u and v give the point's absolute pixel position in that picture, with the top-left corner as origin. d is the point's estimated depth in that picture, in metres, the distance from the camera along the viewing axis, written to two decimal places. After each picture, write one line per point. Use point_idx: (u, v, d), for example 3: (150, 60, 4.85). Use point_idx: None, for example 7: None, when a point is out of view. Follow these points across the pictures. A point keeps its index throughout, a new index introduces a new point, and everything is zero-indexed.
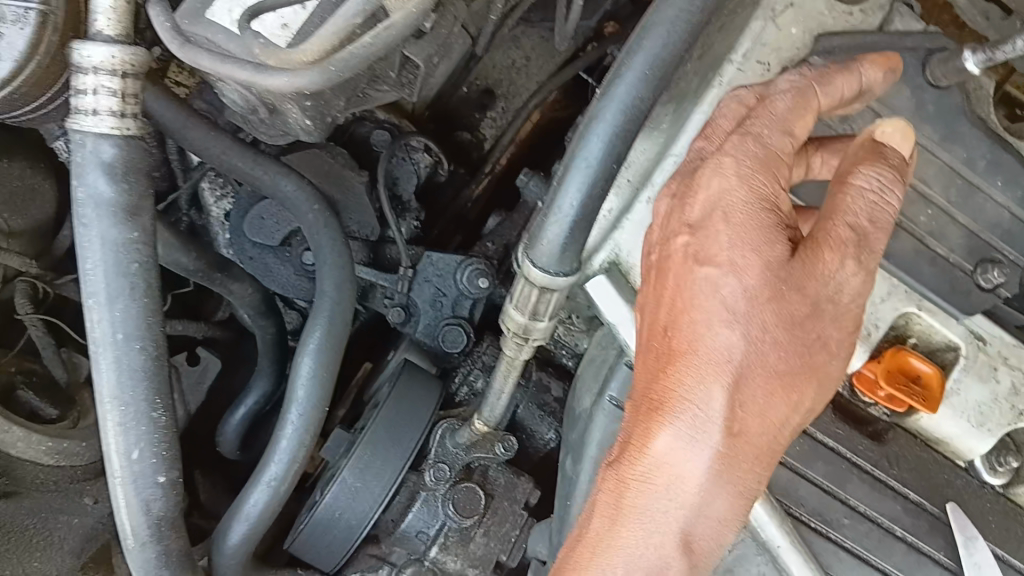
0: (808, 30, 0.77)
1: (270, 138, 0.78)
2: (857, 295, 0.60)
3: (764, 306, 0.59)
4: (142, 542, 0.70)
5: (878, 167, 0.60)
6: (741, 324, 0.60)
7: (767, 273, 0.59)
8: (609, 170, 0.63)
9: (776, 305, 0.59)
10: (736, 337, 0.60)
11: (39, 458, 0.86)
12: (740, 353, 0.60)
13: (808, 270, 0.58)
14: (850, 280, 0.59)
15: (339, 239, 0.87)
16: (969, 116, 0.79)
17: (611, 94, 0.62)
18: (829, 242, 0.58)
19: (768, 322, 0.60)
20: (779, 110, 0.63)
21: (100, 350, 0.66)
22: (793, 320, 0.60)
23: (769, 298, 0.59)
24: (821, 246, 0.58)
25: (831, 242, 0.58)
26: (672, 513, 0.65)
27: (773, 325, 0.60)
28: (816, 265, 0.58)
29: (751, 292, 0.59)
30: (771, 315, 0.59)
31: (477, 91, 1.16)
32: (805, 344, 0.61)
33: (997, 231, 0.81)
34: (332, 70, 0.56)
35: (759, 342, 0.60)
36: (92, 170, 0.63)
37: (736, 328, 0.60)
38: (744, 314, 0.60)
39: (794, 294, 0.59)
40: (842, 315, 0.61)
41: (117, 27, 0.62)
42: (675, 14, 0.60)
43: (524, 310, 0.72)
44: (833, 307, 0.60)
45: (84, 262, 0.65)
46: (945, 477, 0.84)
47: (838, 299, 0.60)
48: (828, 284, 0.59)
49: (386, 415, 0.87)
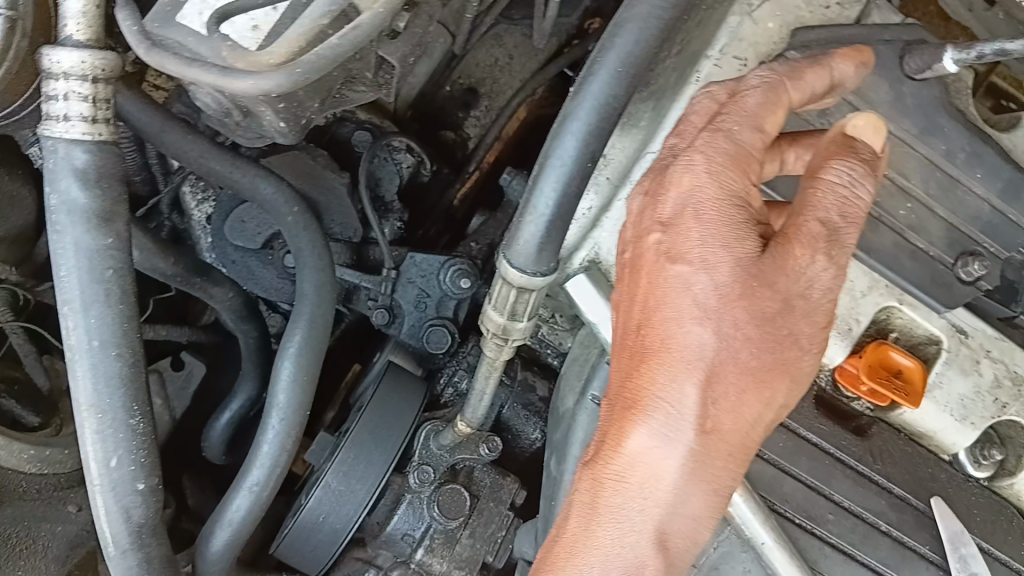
0: (785, 24, 0.78)
1: (247, 141, 0.78)
2: (828, 290, 0.60)
3: (736, 303, 0.60)
4: (123, 550, 0.70)
5: (849, 161, 0.60)
6: (712, 321, 0.61)
7: (737, 270, 0.60)
8: (584, 169, 0.63)
9: (746, 301, 0.60)
10: (708, 334, 0.61)
11: (21, 466, 0.87)
12: (712, 350, 0.61)
13: (779, 263, 0.59)
14: (820, 277, 0.59)
15: (319, 241, 0.87)
16: (948, 108, 0.79)
17: (585, 92, 0.62)
18: (800, 239, 0.59)
19: (739, 319, 0.60)
20: (749, 106, 0.62)
21: (77, 357, 0.65)
22: (764, 317, 0.60)
23: (740, 295, 0.60)
24: (792, 242, 0.59)
25: (802, 238, 0.59)
26: (647, 512, 0.66)
27: (745, 322, 0.60)
28: (785, 262, 0.59)
29: (722, 289, 0.60)
30: (741, 312, 0.60)
31: (461, 90, 1.17)
32: (777, 341, 0.60)
33: (977, 223, 0.81)
34: (299, 71, 0.55)
35: (730, 340, 0.60)
36: (64, 176, 0.63)
37: (708, 326, 0.61)
38: (715, 311, 0.60)
39: (765, 290, 0.59)
40: (814, 311, 0.61)
41: (87, 32, 0.62)
42: (648, 9, 0.61)
43: (502, 310, 0.71)
44: (804, 303, 0.60)
45: (59, 269, 0.64)
46: (929, 472, 0.83)
47: (808, 295, 0.60)
48: (798, 279, 0.59)
49: (370, 418, 0.87)
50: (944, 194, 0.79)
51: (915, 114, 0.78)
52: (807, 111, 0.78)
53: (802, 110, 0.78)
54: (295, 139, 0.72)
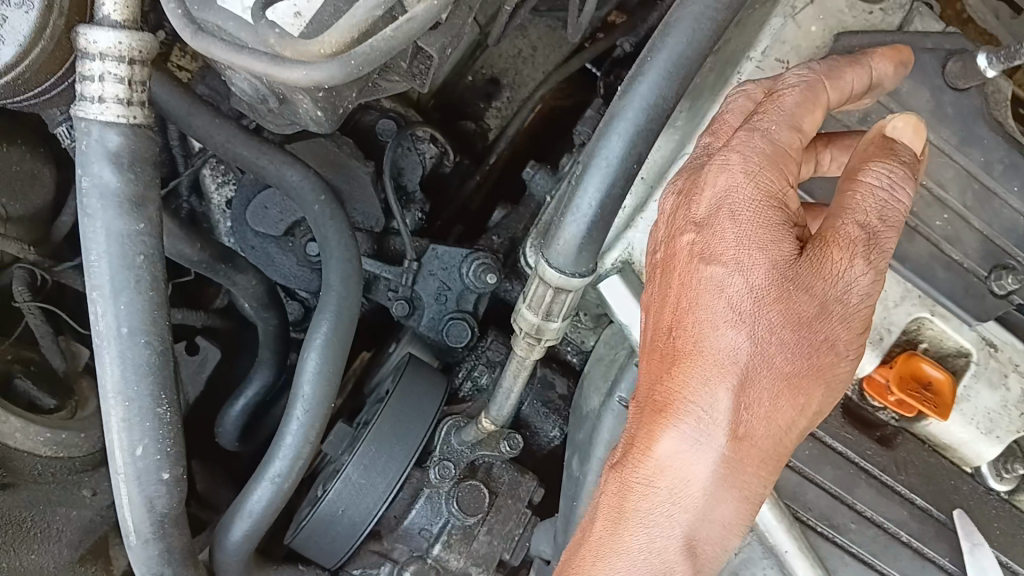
0: (827, 28, 0.76)
1: (277, 127, 0.76)
2: (867, 295, 0.58)
3: (770, 306, 0.58)
4: (146, 539, 0.69)
5: (888, 164, 0.59)
6: (746, 325, 0.59)
7: (774, 273, 0.58)
8: (628, 170, 0.62)
9: (782, 305, 0.58)
10: (742, 338, 0.60)
11: (37, 449, 0.84)
12: (746, 354, 0.60)
13: (816, 270, 0.57)
14: (859, 280, 0.58)
15: (345, 231, 0.86)
16: (988, 119, 0.77)
17: (633, 91, 0.61)
18: (839, 242, 0.57)
19: (774, 323, 0.59)
20: (787, 106, 0.61)
21: (105, 344, 0.64)
22: (800, 321, 0.58)
23: (775, 299, 0.58)
24: (830, 245, 0.57)
25: (840, 241, 0.57)
26: (675, 517, 0.65)
27: (781, 327, 0.58)
28: (823, 266, 0.57)
29: (757, 292, 0.59)
30: (777, 316, 0.58)
31: (483, 80, 1.16)
32: (813, 346, 0.59)
33: (1012, 236, 0.79)
34: (354, 65, 0.53)
35: (764, 344, 0.59)
36: (97, 159, 0.62)
37: (741, 329, 0.59)
38: (750, 314, 0.59)
39: (803, 294, 0.58)
40: (852, 316, 0.59)
41: (124, 12, 0.60)
42: (702, 9, 0.60)
43: (537, 309, 0.71)
44: (842, 308, 0.58)
45: (89, 253, 0.63)
46: (952, 484, 0.83)
47: (846, 299, 0.58)
48: (836, 283, 0.57)
49: (390, 411, 0.86)
50: (982, 204, 0.78)
51: (955, 124, 0.77)
52: (846, 115, 0.76)
53: (843, 114, 0.77)
54: (330, 128, 0.70)
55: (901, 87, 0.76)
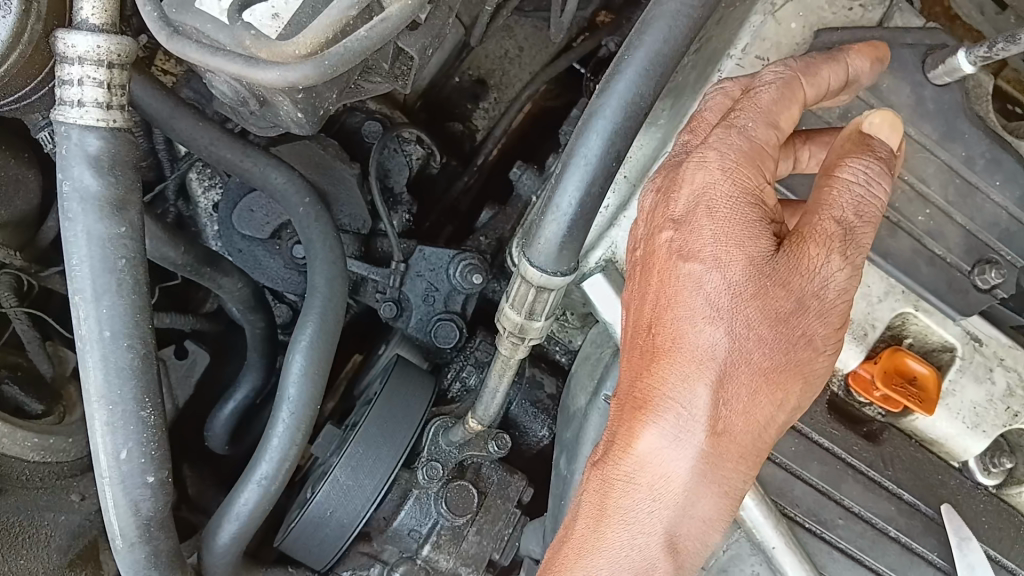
0: (807, 25, 0.76)
1: (260, 130, 0.77)
2: (843, 291, 0.58)
3: (748, 303, 0.59)
4: (132, 543, 0.69)
5: (865, 159, 0.59)
6: (724, 321, 0.59)
7: (751, 269, 0.58)
8: (608, 169, 0.62)
9: (760, 301, 0.58)
10: (720, 334, 0.60)
11: (24, 454, 0.84)
12: (724, 350, 0.60)
13: (793, 265, 0.57)
14: (835, 276, 0.58)
15: (330, 233, 0.86)
16: (970, 115, 0.77)
17: (611, 89, 0.61)
18: (815, 237, 0.57)
19: (752, 318, 0.59)
20: (763, 103, 0.61)
21: (88, 348, 0.64)
22: (777, 317, 0.58)
23: (754, 294, 0.58)
24: (807, 240, 0.57)
25: (816, 236, 0.57)
26: (656, 514, 0.65)
27: (758, 322, 0.59)
28: (800, 262, 0.57)
29: (735, 288, 0.59)
30: (755, 312, 0.59)
31: (470, 81, 1.16)
32: (790, 341, 0.59)
33: (994, 230, 0.79)
34: (327, 64, 0.53)
35: (743, 340, 0.59)
36: (76, 163, 0.62)
37: (720, 326, 0.60)
38: (728, 310, 0.59)
39: (779, 289, 0.58)
40: (829, 312, 0.59)
41: (102, 15, 0.61)
42: (677, 7, 0.60)
43: (520, 309, 0.70)
44: (819, 303, 0.58)
45: (70, 258, 0.63)
46: (938, 478, 0.83)
47: (823, 294, 0.58)
48: (812, 279, 0.58)
49: (378, 413, 0.86)
50: (965, 199, 0.78)
51: (936, 120, 0.77)
52: (826, 111, 0.77)
53: (823, 111, 0.77)
54: (311, 130, 0.70)
55: (881, 83, 0.76)
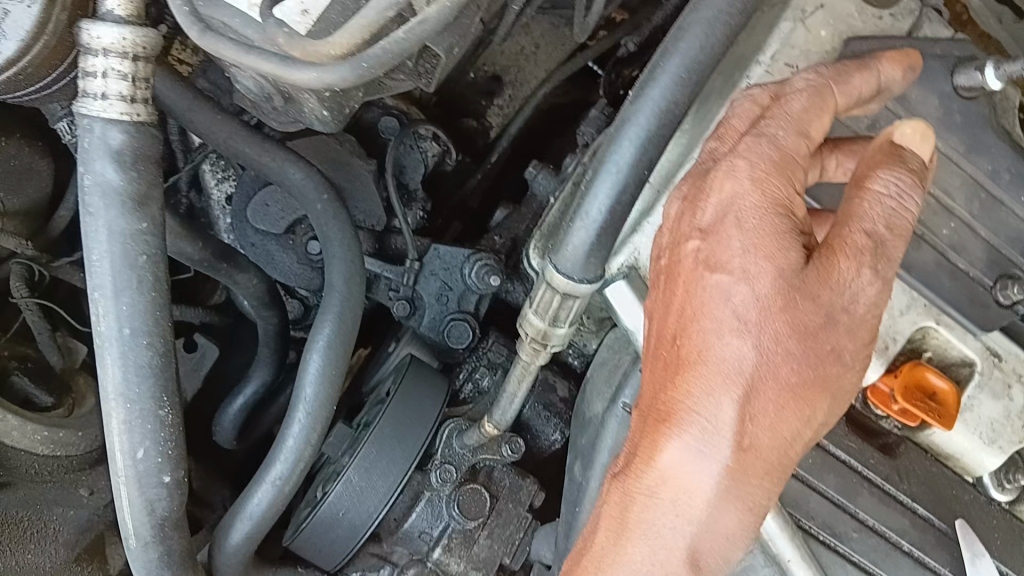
0: (837, 33, 0.75)
1: (281, 125, 0.75)
2: (873, 305, 0.57)
3: (777, 317, 0.57)
4: (145, 542, 0.68)
5: (896, 171, 0.58)
6: (752, 334, 0.58)
7: (780, 282, 0.57)
8: (639, 177, 0.61)
9: (790, 315, 0.57)
10: (748, 348, 0.58)
11: (33, 447, 0.83)
12: (751, 365, 0.58)
13: (823, 278, 0.56)
14: (866, 290, 0.57)
15: (348, 231, 0.85)
16: (994, 127, 0.78)
17: (644, 96, 0.60)
18: (846, 251, 0.56)
19: (780, 332, 0.57)
20: (793, 110, 0.60)
21: (108, 345, 0.63)
22: (806, 331, 0.57)
23: (783, 309, 0.57)
24: (837, 254, 0.56)
25: (847, 250, 0.56)
26: (679, 529, 0.64)
27: (786, 336, 0.57)
28: (829, 275, 0.56)
29: (763, 302, 0.57)
30: (783, 326, 0.57)
31: (485, 77, 1.14)
32: (819, 356, 0.58)
33: (1018, 246, 0.80)
34: (364, 66, 0.52)
35: (771, 355, 0.58)
36: (100, 158, 0.61)
37: (747, 339, 0.58)
38: (756, 324, 0.57)
39: (809, 304, 0.56)
40: (858, 326, 0.58)
41: (128, 7, 0.60)
42: (714, 14, 0.60)
43: (544, 314, 0.70)
44: (848, 317, 0.57)
45: (91, 253, 0.62)
46: (952, 492, 0.83)
47: (853, 308, 0.57)
48: (842, 292, 0.56)
49: (393, 413, 0.85)
50: (988, 213, 0.79)
51: (963, 133, 0.77)
52: (854, 121, 0.75)
53: (851, 121, 0.75)
54: (336, 129, 0.69)
55: (909, 93, 0.76)
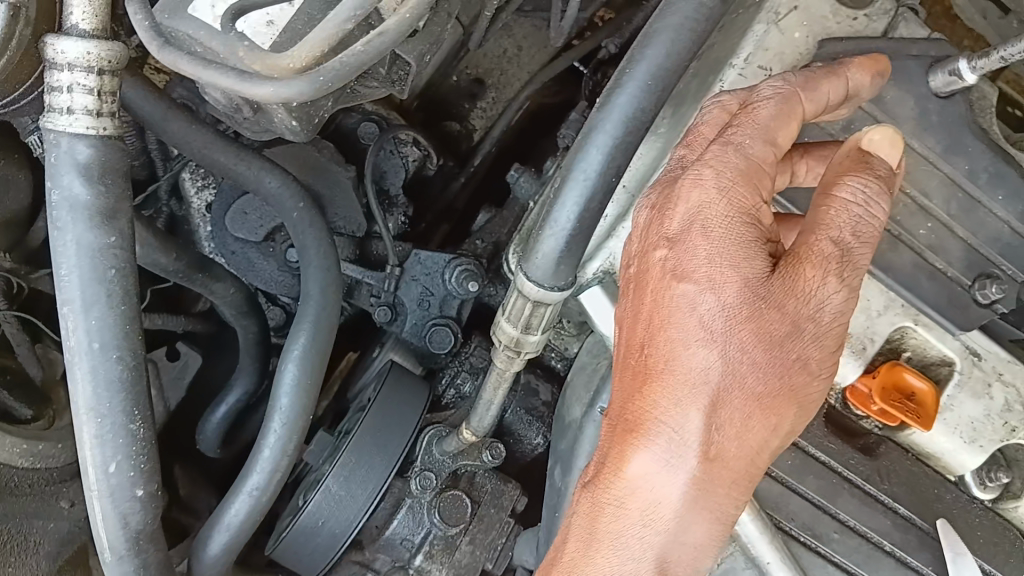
0: (811, 35, 0.75)
1: (254, 134, 0.74)
2: (840, 314, 0.57)
3: (743, 325, 0.57)
4: (120, 555, 0.68)
5: (863, 178, 0.57)
6: (718, 344, 0.58)
7: (745, 291, 0.57)
8: (607, 184, 0.61)
9: (754, 324, 0.57)
10: (714, 358, 0.58)
11: (13, 460, 0.84)
12: (717, 374, 0.58)
13: (789, 287, 0.56)
14: (832, 298, 0.56)
15: (325, 239, 0.85)
16: (974, 128, 0.76)
17: (612, 104, 0.60)
18: (812, 259, 0.56)
19: (746, 341, 0.57)
20: (761, 118, 0.60)
21: (77, 360, 0.63)
22: (772, 340, 0.57)
23: (747, 318, 0.57)
24: (803, 262, 0.56)
25: (814, 258, 0.56)
26: (648, 539, 0.64)
27: (752, 346, 0.57)
28: (796, 284, 0.56)
29: (729, 311, 0.57)
30: (749, 335, 0.57)
31: (467, 80, 1.14)
32: (785, 366, 0.57)
33: (995, 245, 0.78)
34: (320, 80, 0.52)
35: (736, 364, 0.58)
36: (66, 172, 0.61)
37: (713, 349, 0.58)
38: (721, 334, 0.58)
39: (774, 313, 0.56)
40: (825, 335, 0.58)
41: (93, 20, 0.59)
42: (680, 21, 0.59)
43: (516, 322, 0.70)
44: (815, 326, 0.57)
45: (58, 268, 0.62)
46: (934, 492, 0.83)
47: (819, 317, 0.57)
48: (809, 301, 0.56)
49: (372, 421, 0.85)
50: (965, 214, 0.77)
51: (940, 134, 0.76)
52: (830, 124, 0.75)
53: (826, 123, 0.76)
54: (306, 138, 0.69)
55: (884, 94, 0.75)
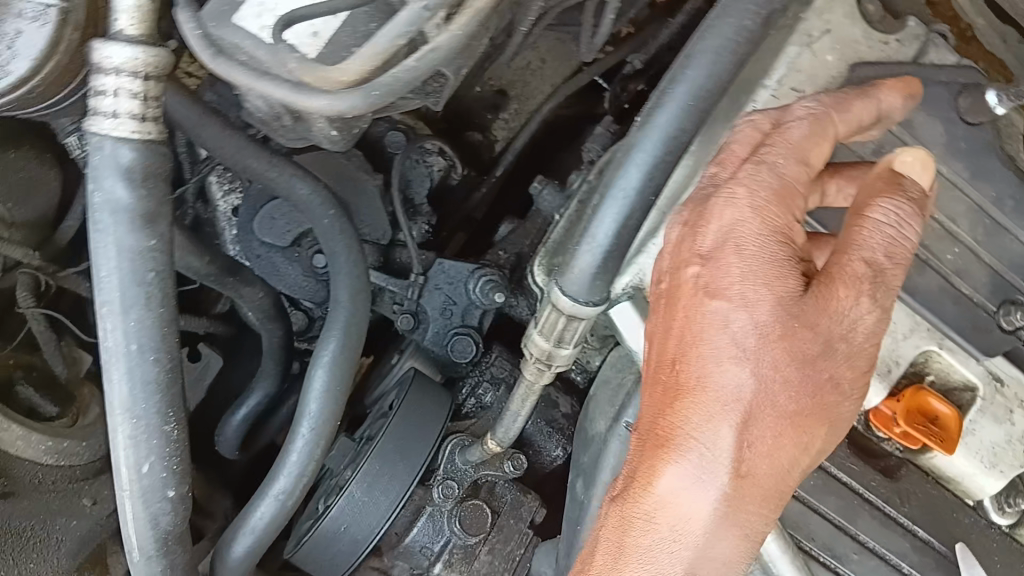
0: (844, 58, 0.76)
1: (287, 140, 0.74)
2: (871, 333, 0.58)
3: (775, 343, 0.57)
4: (149, 555, 0.69)
5: (895, 200, 0.58)
6: (750, 362, 0.58)
7: (779, 310, 0.57)
8: (645, 203, 0.62)
9: (787, 343, 0.57)
10: (745, 375, 0.59)
11: (39, 458, 0.85)
12: (749, 392, 0.59)
13: (821, 306, 0.56)
14: (864, 318, 0.57)
15: (354, 246, 0.85)
16: (1001, 155, 0.78)
17: (651, 123, 0.61)
18: (844, 279, 0.56)
19: (777, 360, 0.58)
20: (793, 138, 0.60)
21: (114, 361, 0.63)
22: (805, 359, 0.57)
23: (781, 336, 0.57)
24: (836, 281, 0.56)
25: (845, 278, 0.56)
26: (677, 554, 0.64)
27: (785, 364, 0.57)
28: (827, 303, 0.56)
29: (762, 329, 0.58)
30: (782, 354, 0.57)
31: (491, 91, 1.11)
32: (817, 385, 0.58)
33: (1018, 269, 0.80)
34: (375, 95, 0.53)
35: (769, 382, 0.58)
36: (109, 175, 0.61)
37: (745, 366, 0.58)
38: (754, 351, 0.58)
39: (806, 331, 0.57)
40: (856, 354, 0.58)
41: (139, 26, 0.60)
42: (722, 43, 0.60)
43: (549, 335, 0.70)
44: (846, 346, 0.58)
45: (98, 268, 0.62)
46: (953, 515, 0.83)
47: (851, 337, 0.57)
48: (841, 321, 0.57)
49: (396, 428, 0.86)
50: (992, 238, 0.79)
51: (966, 160, 0.78)
52: (860, 146, 0.76)
53: (856, 145, 0.76)
54: (344, 147, 0.69)
55: (913, 119, 0.77)
